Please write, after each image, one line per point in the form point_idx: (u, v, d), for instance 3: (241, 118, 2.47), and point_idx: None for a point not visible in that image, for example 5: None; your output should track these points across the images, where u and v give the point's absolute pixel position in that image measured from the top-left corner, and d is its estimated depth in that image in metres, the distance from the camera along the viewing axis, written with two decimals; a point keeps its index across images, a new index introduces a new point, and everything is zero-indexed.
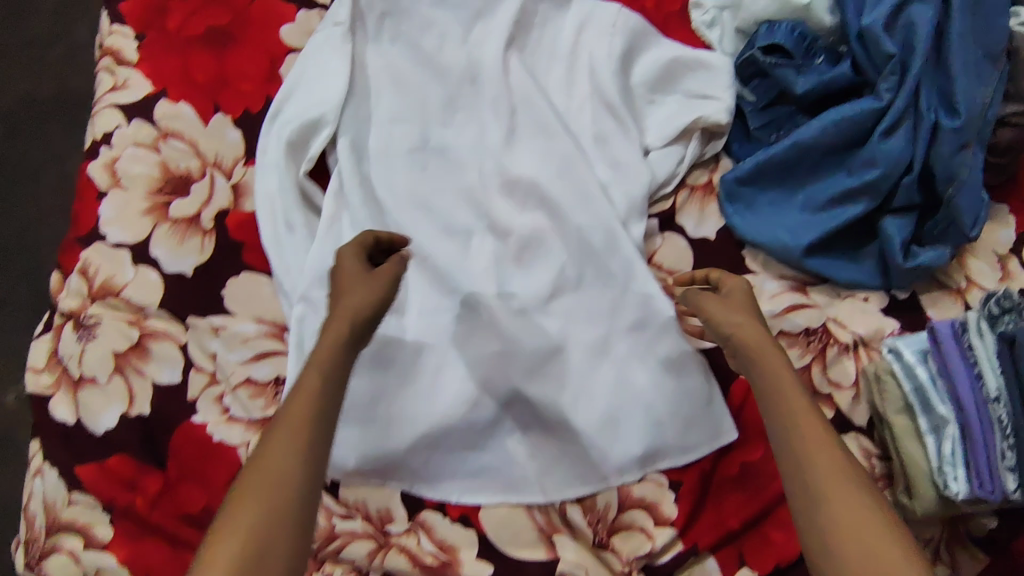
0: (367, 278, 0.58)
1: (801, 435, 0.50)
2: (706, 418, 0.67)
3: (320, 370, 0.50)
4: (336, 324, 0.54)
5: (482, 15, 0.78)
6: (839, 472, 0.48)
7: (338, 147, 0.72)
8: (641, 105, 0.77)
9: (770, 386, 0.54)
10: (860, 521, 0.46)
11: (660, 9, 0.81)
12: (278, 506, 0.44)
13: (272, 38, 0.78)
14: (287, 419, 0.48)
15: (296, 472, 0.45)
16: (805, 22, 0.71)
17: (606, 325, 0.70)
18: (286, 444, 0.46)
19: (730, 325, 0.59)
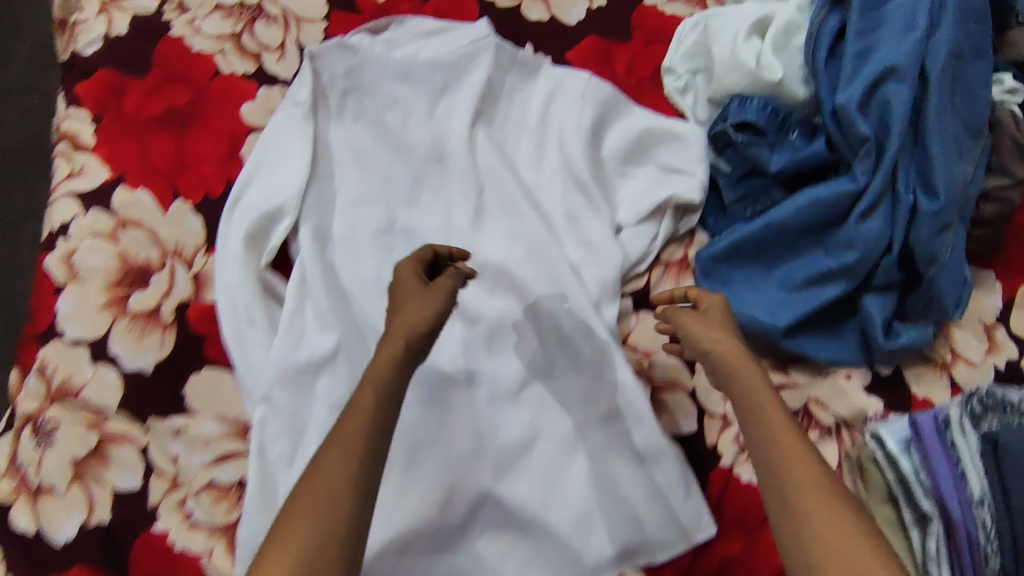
0: (423, 293, 0.57)
1: (786, 449, 0.49)
2: (682, 513, 0.65)
3: (375, 387, 0.50)
4: (391, 341, 0.53)
5: (447, 88, 0.75)
6: (813, 485, 0.47)
7: (299, 235, 0.69)
8: (613, 178, 0.75)
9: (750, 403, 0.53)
10: (843, 535, 0.45)
11: (631, 75, 0.79)
12: (325, 523, 0.44)
13: (233, 117, 0.75)
14: (339, 438, 0.48)
15: (347, 489, 0.46)
16: (777, 97, 0.69)
17: (580, 415, 0.68)
18: (336, 462, 0.46)
19: (708, 342, 0.57)
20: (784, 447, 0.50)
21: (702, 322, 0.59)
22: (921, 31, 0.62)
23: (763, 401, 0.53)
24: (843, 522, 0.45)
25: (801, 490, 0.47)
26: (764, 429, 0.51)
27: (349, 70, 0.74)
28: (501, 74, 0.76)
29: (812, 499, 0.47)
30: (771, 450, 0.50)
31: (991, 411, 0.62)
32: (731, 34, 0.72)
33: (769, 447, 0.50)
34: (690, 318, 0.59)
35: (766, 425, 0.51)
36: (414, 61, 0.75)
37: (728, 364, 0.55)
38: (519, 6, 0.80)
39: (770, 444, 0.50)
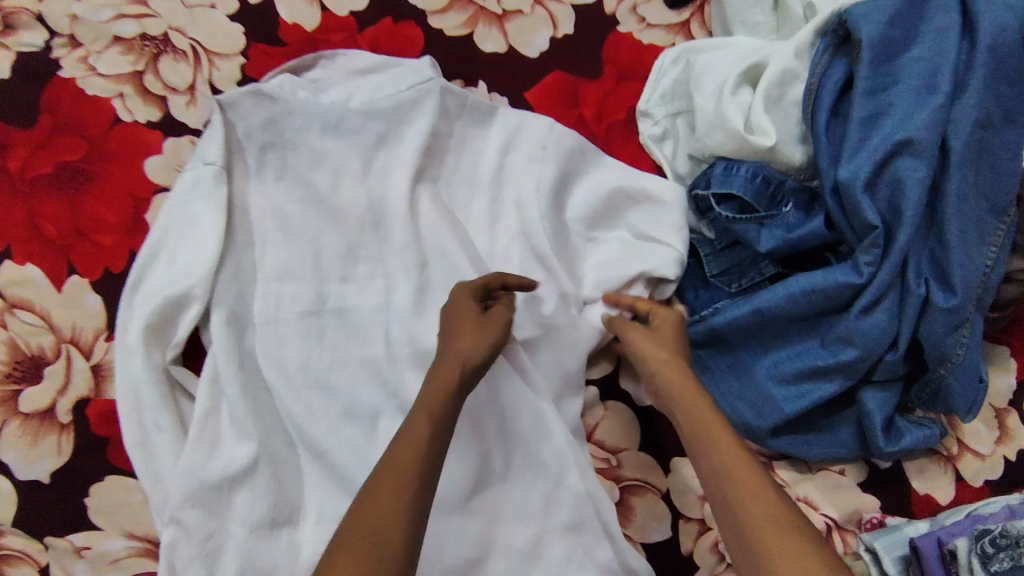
0: (481, 324, 0.56)
1: (726, 462, 0.46)
2: None
3: (429, 414, 0.49)
4: (443, 370, 0.52)
5: (386, 140, 0.65)
6: (772, 519, 0.42)
7: (212, 323, 0.60)
8: (578, 243, 0.66)
9: (687, 419, 0.51)
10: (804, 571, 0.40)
11: (600, 119, 0.69)
12: (378, 554, 0.41)
13: (136, 175, 0.65)
14: (389, 470, 0.45)
15: (398, 519, 0.43)
16: (768, 163, 0.60)
17: (538, 524, 0.59)
18: (382, 489, 0.44)
19: (655, 364, 0.55)
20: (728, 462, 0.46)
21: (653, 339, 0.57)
22: (944, 95, 0.54)
23: (704, 420, 0.50)
24: (798, 545, 0.41)
25: (751, 510, 0.43)
26: (708, 448, 0.48)
27: (267, 121, 0.63)
28: (448, 121, 0.66)
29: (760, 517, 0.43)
30: (710, 464, 0.47)
31: (1010, 548, 0.55)
32: (716, 83, 0.63)
33: (711, 461, 0.47)
34: (640, 337, 0.58)
35: (706, 444, 0.48)
36: (345, 108, 0.64)
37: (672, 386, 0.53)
38: (471, 34, 0.70)
39: (711, 459, 0.47)
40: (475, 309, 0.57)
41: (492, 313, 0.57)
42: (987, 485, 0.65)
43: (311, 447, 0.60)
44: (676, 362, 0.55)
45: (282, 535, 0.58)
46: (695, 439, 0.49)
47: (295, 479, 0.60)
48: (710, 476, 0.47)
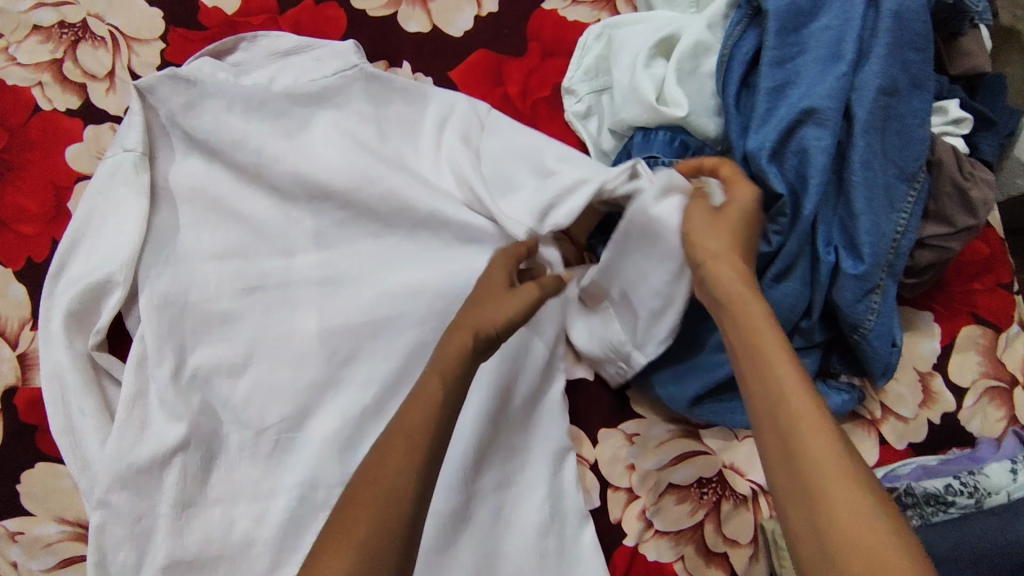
0: (506, 292, 0.55)
1: (803, 421, 0.41)
2: None
3: (442, 379, 0.49)
4: (458, 337, 0.51)
5: (309, 120, 0.65)
6: (835, 456, 0.39)
7: (139, 308, 0.61)
8: (524, 180, 0.64)
9: (751, 367, 0.45)
10: (864, 520, 0.37)
11: (525, 97, 0.69)
12: (392, 517, 0.42)
13: (58, 164, 0.65)
14: (401, 433, 0.46)
15: (411, 478, 0.44)
16: (684, 132, 0.60)
17: (466, 490, 0.60)
18: (398, 453, 0.45)
19: (704, 253, 0.51)
20: (806, 423, 0.41)
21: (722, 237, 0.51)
22: (848, 62, 0.54)
23: (778, 368, 0.43)
24: (854, 483, 0.38)
25: (807, 440, 0.40)
26: (767, 380, 0.43)
27: (187, 105, 0.63)
28: (375, 105, 0.67)
29: (835, 493, 0.38)
30: (785, 423, 0.41)
31: (916, 505, 0.56)
32: (633, 55, 0.62)
33: (775, 401, 0.42)
34: (702, 226, 0.52)
35: (777, 398, 0.42)
36: (267, 91, 0.64)
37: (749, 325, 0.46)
38: (394, 14, 0.70)
39: (767, 379, 0.43)
40: (503, 282, 0.56)
41: (519, 287, 0.56)
42: (910, 447, 0.66)
43: (250, 423, 0.61)
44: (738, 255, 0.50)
45: (215, 510, 0.59)
46: (766, 391, 0.43)
47: (229, 456, 0.60)
48: (762, 398, 0.43)
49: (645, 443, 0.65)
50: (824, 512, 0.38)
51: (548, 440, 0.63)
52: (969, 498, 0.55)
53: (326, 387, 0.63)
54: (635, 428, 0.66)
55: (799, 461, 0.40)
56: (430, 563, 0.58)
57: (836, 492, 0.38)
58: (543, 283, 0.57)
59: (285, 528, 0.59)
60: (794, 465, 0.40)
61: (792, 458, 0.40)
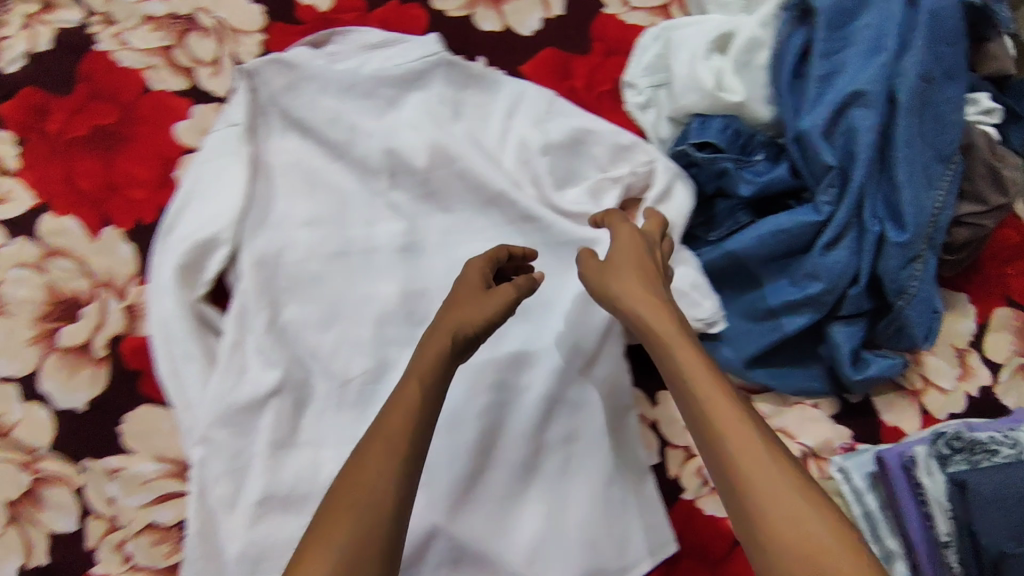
0: (480, 295, 0.58)
1: (752, 470, 0.45)
2: (650, 530, 0.66)
3: (423, 381, 0.52)
4: (436, 338, 0.54)
5: (395, 103, 0.72)
6: (750, 448, 0.46)
7: (240, 265, 0.67)
8: (588, 174, 0.72)
9: (699, 419, 0.49)
10: (782, 495, 0.43)
11: (590, 89, 0.76)
12: (370, 518, 0.44)
13: (164, 137, 0.72)
14: (382, 434, 0.48)
15: (391, 482, 0.46)
16: (738, 118, 0.67)
17: (534, 441, 0.67)
18: (376, 461, 0.47)
19: (621, 289, 0.57)
20: (755, 470, 0.45)
21: (646, 293, 0.56)
22: (890, 53, 0.61)
23: (724, 421, 0.47)
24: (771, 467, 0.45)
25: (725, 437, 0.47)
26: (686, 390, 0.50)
27: (288, 87, 0.70)
28: (453, 92, 0.73)
29: (790, 530, 0.42)
30: (734, 471, 0.45)
31: (964, 451, 0.60)
32: (691, 50, 0.68)
33: (698, 406, 0.49)
34: (606, 271, 0.60)
35: (725, 450, 0.46)
36: (357, 74, 0.71)
37: (694, 379, 0.50)
38: (470, 14, 0.78)
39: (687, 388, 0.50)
40: (480, 282, 0.59)
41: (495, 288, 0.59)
42: (951, 417, 0.71)
43: (336, 373, 0.66)
44: (645, 287, 0.57)
45: (304, 452, 0.64)
46: (713, 444, 0.47)
47: (316, 404, 0.66)
48: (689, 408, 0.50)
49: None
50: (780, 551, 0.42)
51: (611, 399, 0.68)
52: (1012, 448, 0.60)
53: (406, 345, 0.68)
54: None
55: (751, 506, 0.44)
56: (504, 502, 0.65)
57: (777, 514, 0.43)
58: (519, 283, 0.60)
59: None
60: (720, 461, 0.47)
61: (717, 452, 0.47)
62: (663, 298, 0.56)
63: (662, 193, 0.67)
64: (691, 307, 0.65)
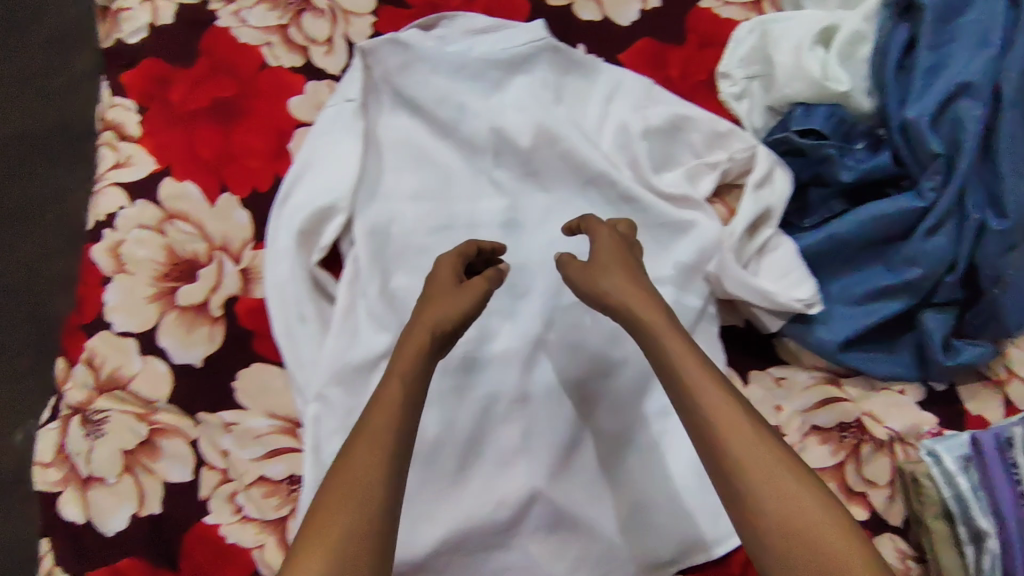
0: (455, 291, 0.59)
1: (741, 451, 0.49)
2: None
3: (403, 378, 0.53)
4: (416, 337, 0.55)
5: (501, 85, 0.75)
6: (747, 439, 0.49)
7: (354, 233, 0.70)
8: (683, 159, 0.75)
9: (689, 407, 0.52)
10: (778, 478, 0.47)
11: (685, 78, 0.78)
12: (365, 512, 0.46)
13: (279, 111, 0.75)
14: (366, 432, 0.50)
15: (380, 479, 0.48)
16: (843, 107, 0.70)
17: (630, 414, 0.69)
18: (365, 460, 0.48)
19: (612, 286, 0.58)
20: (742, 447, 0.49)
21: (633, 287, 0.58)
22: (996, 48, 0.64)
23: (713, 406, 0.51)
24: (766, 450, 0.49)
25: (725, 431, 0.50)
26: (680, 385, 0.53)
27: (402, 65, 0.73)
28: (556, 77, 0.76)
29: (777, 499, 0.47)
30: (723, 453, 0.49)
31: None
32: (795, 42, 0.72)
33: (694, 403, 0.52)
34: (587, 271, 0.60)
35: (723, 439, 0.49)
36: (467, 56, 0.74)
37: (683, 368, 0.53)
38: (570, 5, 0.81)
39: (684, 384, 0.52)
40: (452, 279, 0.60)
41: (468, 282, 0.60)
42: None
43: None
44: (630, 285, 0.58)
45: None
46: (703, 430, 0.51)
47: None
48: (684, 404, 0.52)
49: (791, 388, 0.71)
50: (769, 521, 0.47)
51: None
52: None
53: (507, 317, 0.71)
54: (782, 373, 0.72)
55: (744, 485, 0.48)
56: (601, 472, 0.67)
57: (774, 497, 0.47)
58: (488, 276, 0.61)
59: (469, 433, 0.67)
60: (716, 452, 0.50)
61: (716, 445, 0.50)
62: (651, 290, 0.58)
63: (765, 174, 0.70)
64: (793, 287, 0.67)
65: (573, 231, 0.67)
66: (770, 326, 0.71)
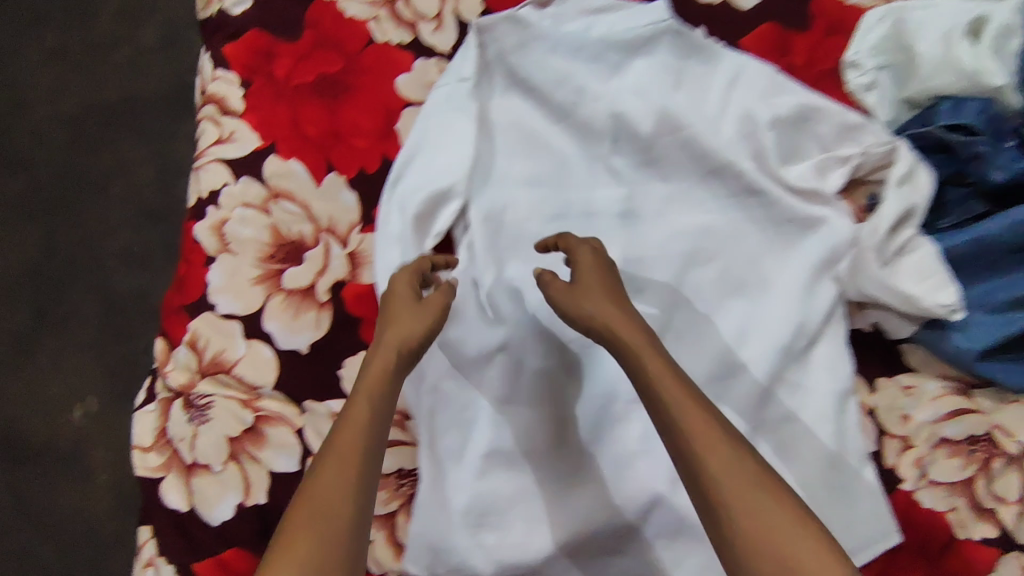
0: (418, 311, 0.57)
1: (722, 472, 0.45)
2: (871, 515, 0.64)
3: (370, 397, 0.51)
4: (383, 355, 0.54)
5: (620, 68, 0.71)
6: (732, 469, 0.45)
7: (469, 219, 0.67)
8: (810, 152, 0.71)
9: (670, 426, 0.49)
10: (764, 513, 0.44)
11: (810, 67, 0.74)
12: (330, 536, 0.44)
13: (387, 88, 0.72)
14: (335, 452, 0.48)
15: (346, 501, 0.46)
16: (994, 102, 0.66)
17: (753, 419, 0.66)
18: (329, 480, 0.46)
19: (592, 306, 0.55)
20: (723, 472, 0.45)
21: (616, 310, 0.55)
22: None
23: (694, 425, 0.47)
24: (750, 482, 0.45)
25: (708, 461, 0.46)
26: (660, 409, 0.50)
27: (518, 45, 0.70)
28: (678, 61, 0.72)
29: (758, 523, 0.44)
30: (702, 473, 0.46)
31: None
32: (940, 32, 0.69)
33: (675, 429, 0.48)
34: (563, 292, 0.57)
35: (706, 468, 0.46)
36: (587, 36, 0.70)
37: (663, 388, 0.50)
38: None
39: (665, 410, 0.49)
40: (415, 295, 0.58)
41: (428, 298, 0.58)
42: None
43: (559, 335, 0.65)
44: (609, 307, 0.55)
45: (525, 412, 0.64)
46: (682, 450, 0.47)
47: (537, 366, 0.65)
48: (668, 432, 0.49)
49: (918, 397, 0.68)
50: (752, 548, 0.43)
51: (834, 382, 0.66)
52: None
53: None
54: (909, 381, 0.69)
55: (726, 519, 0.45)
56: None
57: (759, 534, 0.43)
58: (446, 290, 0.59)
59: (586, 433, 0.64)
60: (699, 482, 0.46)
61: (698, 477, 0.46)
62: (629, 312, 0.55)
63: (908, 170, 0.66)
64: (934, 291, 0.63)
65: (548, 249, 0.63)
66: (900, 331, 0.67)
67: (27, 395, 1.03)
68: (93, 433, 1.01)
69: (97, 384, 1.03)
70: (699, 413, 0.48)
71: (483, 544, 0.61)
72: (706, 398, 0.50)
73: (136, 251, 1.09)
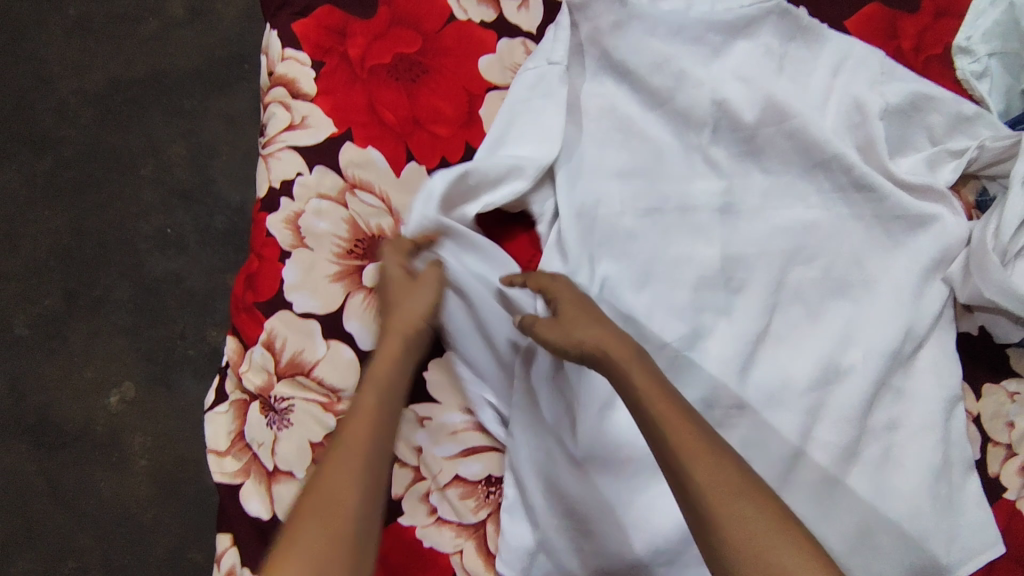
0: (416, 289, 0.55)
1: (707, 480, 0.42)
2: (975, 524, 0.61)
3: (378, 383, 0.48)
4: (388, 342, 0.51)
5: (720, 52, 0.66)
6: (718, 479, 0.42)
7: (563, 215, 0.64)
8: (917, 144, 0.67)
9: (655, 433, 0.46)
10: (748, 521, 0.41)
11: (918, 53, 0.70)
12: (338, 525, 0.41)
13: (470, 71, 0.68)
14: (342, 440, 0.45)
15: (359, 484, 0.43)
16: None
17: (860, 428, 0.62)
18: (340, 465, 0.43)
19: (584, 335, 0.51)
20: (708, 479, 0.42)
21: (604, 329, 0.51)
22: None
23: (678, 433, 0.45)
24: (734, 491, 0.42)
25: (691, 470, 0.43)
26: (645, 418, 0.46)
27: (615, 24, 0.65)
28: (782, 44, 0.67)
29: (740, 531, 0.41)
30: (687, 481, 0.43)
31: None
32: None
33: (658, 437, 0.45)
34: (546, 329, 0.54)
35: (690, 479, 0.43)
36: (687, 16, 0.65)
37: (649, 399, 0.47)
38: None
39: (645, 416, 0.47)
40: (410, 281, 0.56)
41: (425, 277, 0.56)
42: None
43: (655, 339, 0.62)
44: (600, 326, 0.52)
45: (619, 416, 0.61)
46: (664, 453, 0.45)
47: None
48: (653, 442, 0.46)
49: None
50: (737, 556, 0.40)
51: (940, 389, 0.63)
52: None
53: (723, 315, 0.64)
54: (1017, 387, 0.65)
55: (712, 532, 0.42)
56: (828, 488, 0.61)
57: (746, 545, 0.40)
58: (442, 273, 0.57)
59: None
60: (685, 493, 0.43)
61: (685, 489, 0.43)
62: (621, 331, 0.52)
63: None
64: None
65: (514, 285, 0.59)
66: (1011, 336, 0.64)
67: (59, 381, 0.97)
68: (139, 420, 0.97)
69: (133, 368, 0.98)
70: (685, 420, 0.45)
71: (580, 551, 0.58)
72: (690, 404, 0.47)
73: (169, 231, 1.02)
